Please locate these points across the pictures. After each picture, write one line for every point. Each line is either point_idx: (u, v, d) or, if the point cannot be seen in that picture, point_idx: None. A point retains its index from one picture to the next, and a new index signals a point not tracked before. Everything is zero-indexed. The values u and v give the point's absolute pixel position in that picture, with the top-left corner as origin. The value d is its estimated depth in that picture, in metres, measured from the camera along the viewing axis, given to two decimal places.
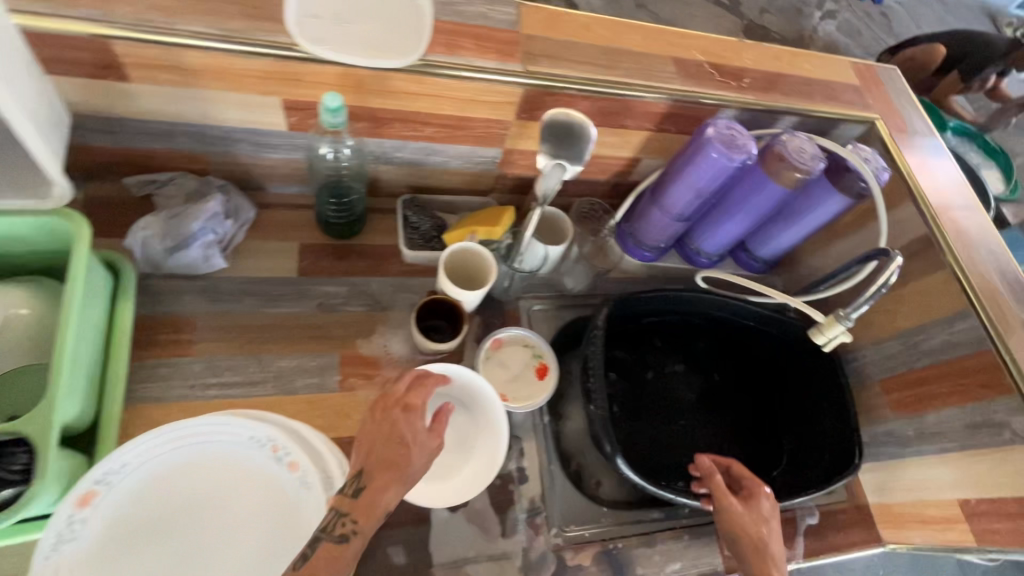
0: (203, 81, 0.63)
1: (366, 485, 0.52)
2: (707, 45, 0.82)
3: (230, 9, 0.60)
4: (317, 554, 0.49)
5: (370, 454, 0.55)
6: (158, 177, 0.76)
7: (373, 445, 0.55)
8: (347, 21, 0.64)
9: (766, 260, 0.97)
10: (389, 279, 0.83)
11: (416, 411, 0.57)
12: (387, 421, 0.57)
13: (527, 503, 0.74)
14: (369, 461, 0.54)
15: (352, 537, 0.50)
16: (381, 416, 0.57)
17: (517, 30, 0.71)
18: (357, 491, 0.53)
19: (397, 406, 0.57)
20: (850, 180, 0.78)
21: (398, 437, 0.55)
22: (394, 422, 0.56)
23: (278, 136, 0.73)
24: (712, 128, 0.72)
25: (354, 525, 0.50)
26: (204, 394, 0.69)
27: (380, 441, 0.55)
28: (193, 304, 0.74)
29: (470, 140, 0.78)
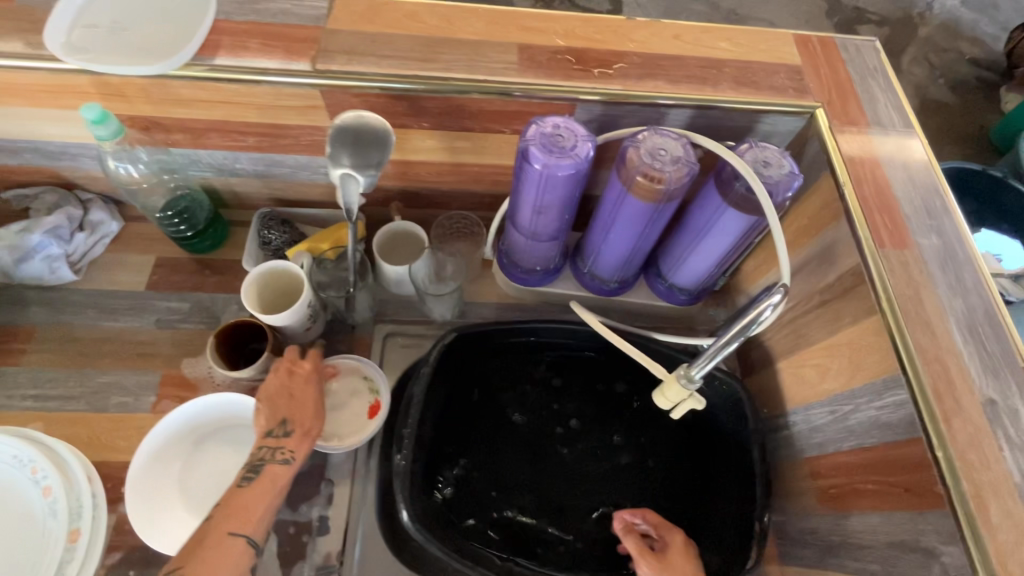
0: (2, 97, 0.64)
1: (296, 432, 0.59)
2: (574, 27, 0.67)
3: (4, 24, 0.60)
4: (265, 475, 0.56)
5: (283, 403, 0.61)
6: (28, 192, 0.79)
7: (293, 397, 0.61)
8: (124, 29, 0.61)
9: (689, 288, 0.76)
10: (234, 297, 0.79)
11: (308, 376, 0.64)
12: (310, 376, 0.64)
13: (318, 561, 0.65)
14: (289, 408, 0.60)
15: (292, 460, 0.58)
16: (296, 372, 0.63)
17: (320, 26, 0.63)
18: (281, 443, 0.58)
19: (300, 368, 0.63)
20: (738, 190, 0.59)
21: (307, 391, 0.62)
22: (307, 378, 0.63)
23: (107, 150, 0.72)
24: (533, 127, 0.57)
25: (292, 453, 0.58)
26: (20, 405, 0.70)
27: (298, 392, 0.62)
28: (38, 315, 0.76)
29: (299, 150, 0.72)
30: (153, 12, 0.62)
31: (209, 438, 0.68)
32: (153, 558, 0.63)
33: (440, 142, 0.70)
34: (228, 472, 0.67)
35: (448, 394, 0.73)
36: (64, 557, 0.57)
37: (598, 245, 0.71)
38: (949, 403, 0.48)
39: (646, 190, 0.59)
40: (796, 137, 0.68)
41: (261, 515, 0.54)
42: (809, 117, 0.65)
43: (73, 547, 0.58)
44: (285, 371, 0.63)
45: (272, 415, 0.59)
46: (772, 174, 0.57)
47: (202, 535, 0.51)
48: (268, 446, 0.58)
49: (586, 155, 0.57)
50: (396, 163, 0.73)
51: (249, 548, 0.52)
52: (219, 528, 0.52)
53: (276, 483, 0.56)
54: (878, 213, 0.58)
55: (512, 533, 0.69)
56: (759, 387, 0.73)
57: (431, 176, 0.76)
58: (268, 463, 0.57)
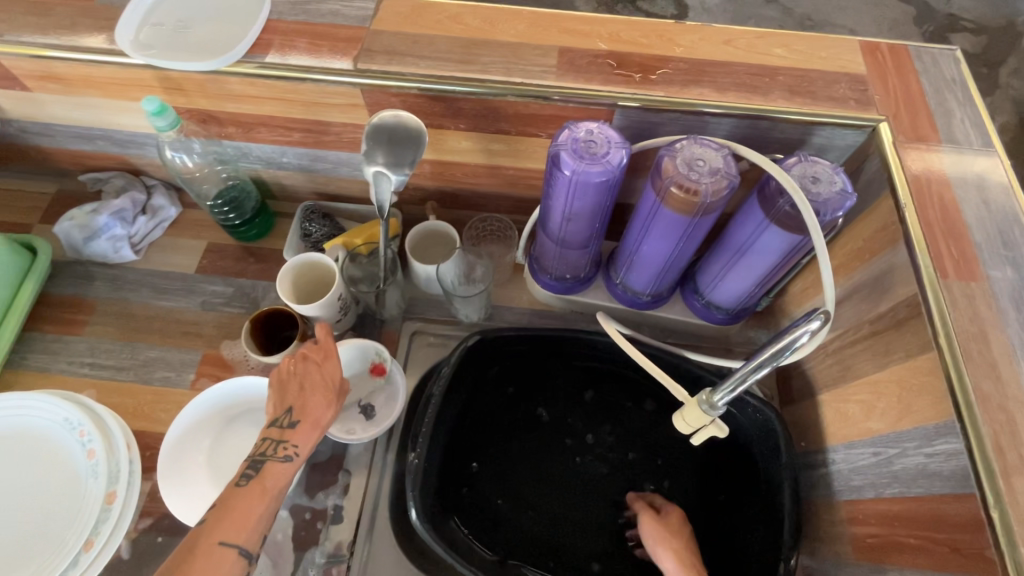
0: (80, 88, 0.70)
1: (303, 422, 0.60)
2: (619, 31, 0.65)
3: (85, 21, 0.65)
4: (264, 473, 0.56)
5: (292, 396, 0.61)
6: (102, 176, 0.87)
7: (303, 390, 0.61)
8: (187, 28, 0.65)
9: (726, 309, 0.72)
10: (274, 285, 0.83)
11: (324, 367, 0.63)
12: (325, 367, 0.63)
13: (329, 549, 0.66)
14: (296, 401, 0.61)
15: (294, 457, 0.58)
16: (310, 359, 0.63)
17: (365, 26, 0.65)
18: (285, 434, 0.59)
19: (316, 359, 0.63)
20: (783, 207, 0.55)
21: (320, 383, 0.62)
22: (322, 369, 0.63)
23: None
24: (565, 132, 0.56)
25: (293, 448, 0.58)
26: (78, 371, 0.76)
27: (309, 385, 0.62)
28: (100, 290, 0.82)
29: (341, 146, 0.74)
30: (214, 11, 0.66)
31: (240, 419, 0.71)
32: (178, 527, 0.66)
33: (476, 144, 0.70)
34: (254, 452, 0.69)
35: (468, 395, 0.73)
36: (100, 517, 0.61)
37: (631, 256, 0.69)
38: (1012, 458, 0.43)
39: (682, 203, 0.56)
40: (856, 152, 0.62)
41: (255, 522, 0.53)
42: (871, 131, 0.59)
43: (109, 509, 0.61)
44: (299, 357, 0.63)
45: (280, 406, 0.60)
46: (821, 192, 0.53)
47: (193, 542, 0.50)
48: (269, 439, 0.59)
49: (618, 163, 0.55)
50: (432, 163, 0.74)
51: (240, 558, 0.51)
52: (209, 537, 0.51)
53: (275, 481, 0.56)
54: (943, 240, 0.52)
55: (522, 543, 0.68)
56: (797, 419, 0.68)
57: (467, 177, 0.76)
58: (269, 459, 0.57)
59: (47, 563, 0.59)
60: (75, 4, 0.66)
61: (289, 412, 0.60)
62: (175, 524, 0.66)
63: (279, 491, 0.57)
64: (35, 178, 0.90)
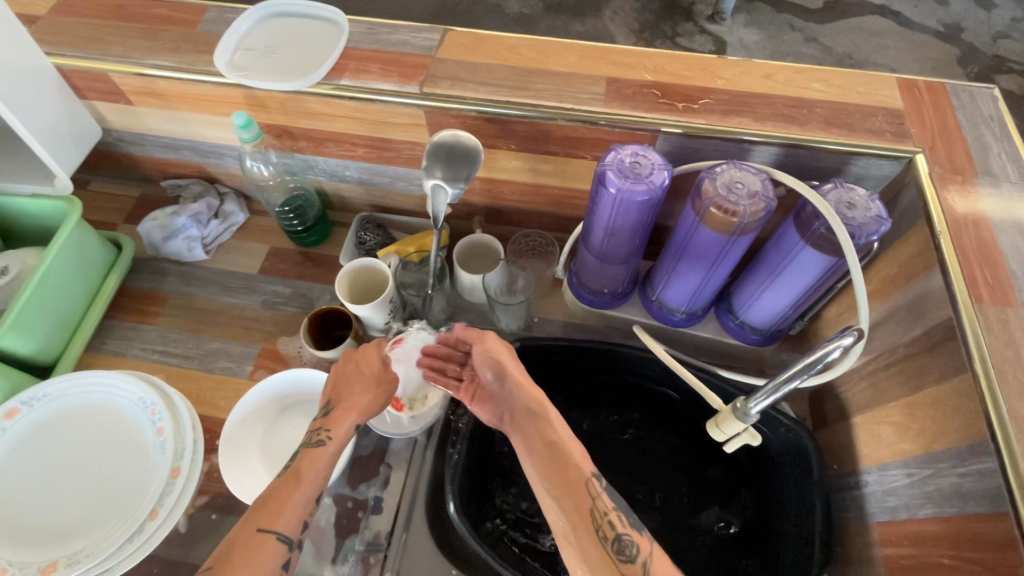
0: (176, 103, 0.79)
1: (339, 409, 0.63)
2: (664, 64, 0.70)
3: (187, 45, 0.74)
4: (301, 458, 0.58)
5: (334, 391, 0.65)
6: (182, 182, 0.95)
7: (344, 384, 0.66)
8: (273, 53, 0.73)
9: (760, 330, 0.74)
10: (328, 288, 0.89)
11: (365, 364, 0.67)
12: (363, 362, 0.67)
13: (368, 537, 0.70)
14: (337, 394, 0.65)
15: (328, 441, 0.60)
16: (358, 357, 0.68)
17: (431, 55, 0.71)
18: (324, 423, 0.62)
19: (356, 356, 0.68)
20: (817, 230, 0.57)
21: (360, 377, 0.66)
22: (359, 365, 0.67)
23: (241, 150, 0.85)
24: (612, 154, 0.61)
25: (327, 433, 0.61)
26: (149, 357, 0.83)
27: (348, 379, 0.66)
28: (172, 285, 0.90)
29: (399, 162, 0.80)
30: (298, 39, 0.74)
31: (293, 409, 0.76)
32: (232, 506, 0.71)
33: (525, 164, 0.75)
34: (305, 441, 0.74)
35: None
36: (165, 490, 0.66)
37: (668, 274, 0.72)
38: None
39: (720, 223, 0.59)
40: (892, 182, 0.65)
41: (292, 508, 0.53)
42: (907, 162, 0.62)
43: (173, 483, 0.66)
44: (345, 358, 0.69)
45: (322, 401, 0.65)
46: (857, 217, 0.55)
47: (236, 531, 0.50)
48: (311, 431, 0.62)
49: (660, 184, 0.59)
50: (482, 180, 0.79)
51: (279, 541, 0.50)
52: (248, 524, 0.51)
53: (314, 463, 0.58)
54: (978, 267, 0.54)
55: (552, 545, 0.70)
56: (830, 441, 0.69)
57: (513, 195, 0.81)
58: (307, 447, 0.60)
59: (115, 530, 0.64)
60: (180, 31, 0.75)
61: (329, 406, 0.64)
62: (229, 503, 0.71)
63: (315, 475, 0.57)
64: (121, 183, 1.00)
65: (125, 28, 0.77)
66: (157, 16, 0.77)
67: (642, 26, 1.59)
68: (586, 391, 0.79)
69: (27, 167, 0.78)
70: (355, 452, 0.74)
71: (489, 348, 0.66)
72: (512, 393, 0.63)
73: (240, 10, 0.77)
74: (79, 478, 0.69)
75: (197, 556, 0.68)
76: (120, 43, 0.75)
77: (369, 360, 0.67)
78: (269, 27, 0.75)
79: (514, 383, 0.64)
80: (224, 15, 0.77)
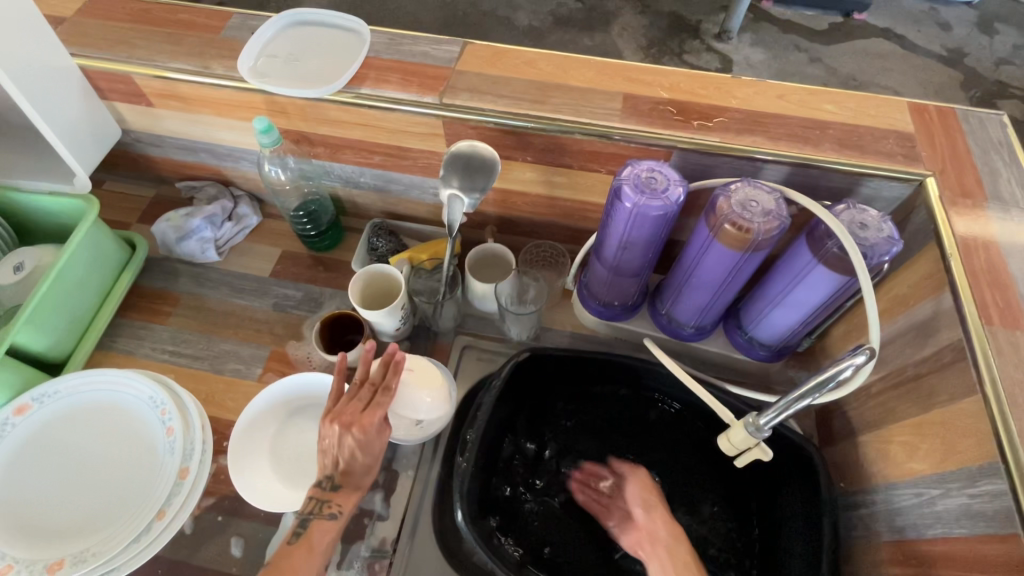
0: (197, 106, 0.80)
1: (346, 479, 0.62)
2: (679, 82, 0.71)
3: (211, 51, 0.75)
4: (311, 532, 0.59)
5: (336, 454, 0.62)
6: (197, 184, 0.97)
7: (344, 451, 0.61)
8: (296, 60, 0.74)
9: (769, 346, 0.75)
10: (340, 292, 0.90)
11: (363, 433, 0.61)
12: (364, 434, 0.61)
13: (374, 543, 0.69)
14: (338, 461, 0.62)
15: (338, 516, 0.61)
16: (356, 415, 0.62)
17: (450, 67, 0.73)
18: (329, 495, 0.61)
19: (351, 427, 0.61)
20: (830, 249, 0.58)
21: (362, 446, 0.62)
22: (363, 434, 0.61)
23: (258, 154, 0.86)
24: (628, 169, 0.62)
25: (337, 509, 0.61)
26: (160, 357, 0.84)
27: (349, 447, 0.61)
28: (184, 285, 0.90)
29: (415, 170, 0.81)
30: (320, 48, 0.75)
31: (302, 413, 0.76)
32: (238, 508, 0.71)
33: (539, 176, 0.76)
34: (313, 445, 0.74)
35: (513, 411, 0.77)
36: (173, 490, 0.66)
37: (679, 288, 0.72)
38: None
39: (735, 240, 0.60)
40: (902, 204, 0.66)
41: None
42: (918, 185, 0.63)
43: (181, 483, 0.66)
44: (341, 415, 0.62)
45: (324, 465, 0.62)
46: (869, 237, 0.56)
47: None
48: (315, 498, 0.61)
49: (676, 200, 0.60)
50: (496, 190, 0.80)
51: None
52: None
53: (323, 539, 0.60)
54: (988, 289, 0.55)
55: (557, 556, 0.71)
56: (837, 458, 0.69)
57: (526, 205, 0.82)
58: (314, 519, 0.60)
59: (122, 530, 0.64)
60: (203, 36, 0.77)
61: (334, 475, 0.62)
62: (236, 505, 0.71)
63: (326, 547, 0.60)
64: (136, 183, 1.01)
65: (149, 32, 0.78)
66: (181, 22, 0.79)
67: (650, 42, 1.61)
68: (593, 403, 0.79)
69: (47, 166, 0.79)
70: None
71: (646, 487, 0.71)
72: (642, 515, 0.68)
73: (263, 18, 0.78)
74: (86, 476, 0.69)
75: (203, 557, 0.68)
76: (145, 46, 0.76)
77: (371, 431, 0.61)
78: (292, 35, 0.77)
79: (643, 506, 0.69)
80: (248, 22, 0.78)
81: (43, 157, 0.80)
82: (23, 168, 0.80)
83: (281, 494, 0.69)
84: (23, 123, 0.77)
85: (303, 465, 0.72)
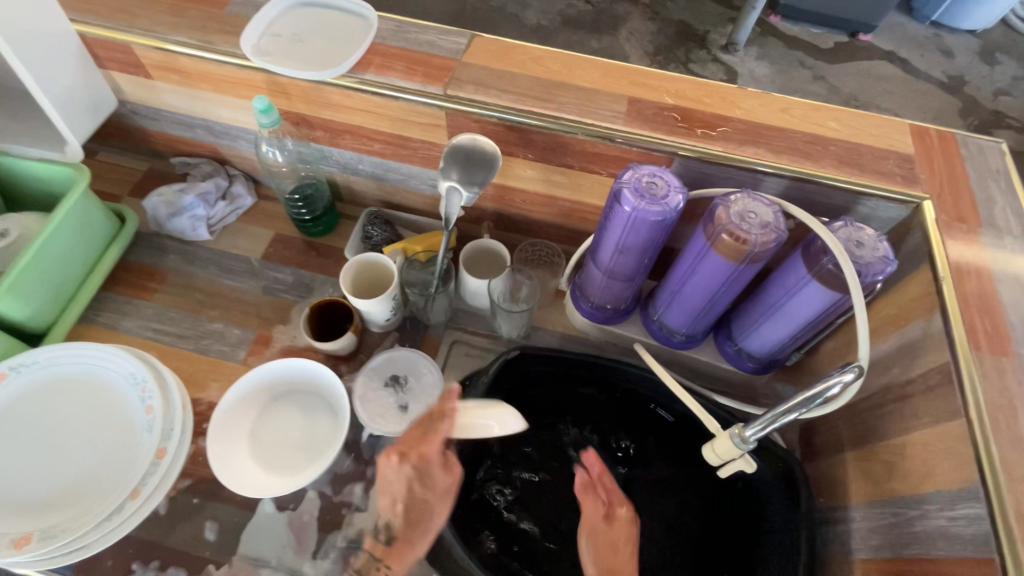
0: (196, 81, 0.78)
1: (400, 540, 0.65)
2: (685, 89, 0.71)
3: (214, 26, 0.73)
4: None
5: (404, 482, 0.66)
6: (192, 161, 0.95)
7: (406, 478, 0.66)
8: (300, 42, 0.73)
9: (757, 359, 0.75)
10: (331, 279, 0.89)
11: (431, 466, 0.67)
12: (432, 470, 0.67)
13: (351, 534, 0.69)
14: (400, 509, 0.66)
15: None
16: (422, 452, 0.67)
17: (456, 58, 0.72)
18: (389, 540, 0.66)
19: (407, 457, 0.66)
20: (824, 266, 0.58)
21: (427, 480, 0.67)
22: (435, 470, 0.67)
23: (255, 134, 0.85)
24: (630, 173, 0.61)
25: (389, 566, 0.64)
26: (144, 334, 0.82)
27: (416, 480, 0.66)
28: (173, 262, 0.89)
29: (415, 160, 0.80)
30: (325, 30, 0.74)
31: (287, 399, 0.75)
32: (215, 492, 0.70)
33: (539, 174, 0.76)
34: (295, 432, 0.73)
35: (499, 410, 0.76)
36: (149, 469, 0.64)
37: (672, 295, 0.72)
38: None
39: (732, 251, 0.60)
40: (898, 225, 0.66)
41: None
42: (915, 207, 0.63)
43: (157, 463, 0.65)
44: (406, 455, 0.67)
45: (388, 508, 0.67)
46: (864, 255, 0.56)
47: None
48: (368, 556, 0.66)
49: (676, 206, 0.60)
50: (495, 186, 0.80)
51: None
52: None
53: None
54: (978, 314, 0.55)
55: (535, 555, 0.71)
56: (819, 474, 0.69)
57: (524, 203, 0.82)
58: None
59: (94, 508, 0.63)
60: (206, 10, 0.75)
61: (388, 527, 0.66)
62: (213, 488, 0.70)
63: None
64: (130, 155, 0.99)
65: (150, 2, 0.76)
66: None
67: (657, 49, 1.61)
68: (578, 407, 0.79)
69: (38, 132, 0.78)
70: (345, 446, 0.73)
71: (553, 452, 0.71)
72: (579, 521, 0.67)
73: None
74: (61, 451, 0.67)
75: (175, 539, 0.67)
76: (145, 17, 0.75)
77: (429, 459, 0.67)
78: (297, 15, 0.75)
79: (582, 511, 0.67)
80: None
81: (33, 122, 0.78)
82: (13, 133, 0.78)
83: (260, 480, 0.68)
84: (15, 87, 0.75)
85: (284, 452, 0.71)
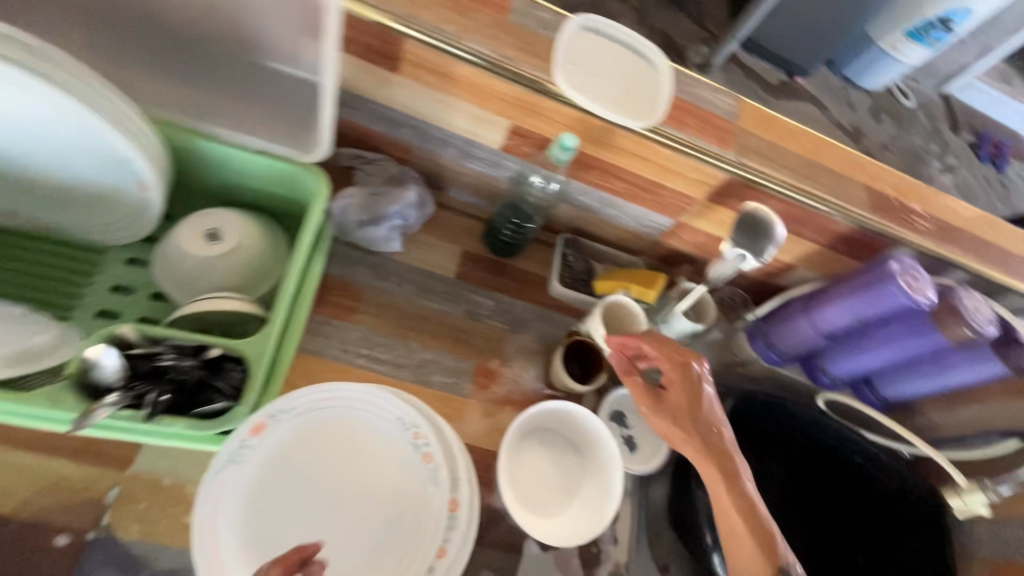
0: (458, 89, 0.70)
1: None
2: (894, 181, 0.84)
3: (508, 38, 0.68)
4: None
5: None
6: (365, 154, 0.83)
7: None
8: (597, 76, 0.69)
9: (886, 402, 0.94)
10: (532, 306, 0.87)
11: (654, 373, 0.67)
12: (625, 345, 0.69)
13: (612, 567, 0.73)
14: None
15: None
16: None
17: (734, 123, 0.76)
18: None
19: None
20: (1014, 353, 0.76)
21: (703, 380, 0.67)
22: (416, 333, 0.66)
23: (516, 164, 0.80)
24: (899, 264, 0.74)
25: None
26: (355, 362, 0.73)
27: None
28: (363, 276, 0.79)
29: (652, 204, 0.82)
30: (618, 67, 0.71)
31: (532, 435, 0.75)
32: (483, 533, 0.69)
33: None
34: (547, 472, 0.74)
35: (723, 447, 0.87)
36: (449, 525, 0.61)
37: (844, 355, 0.88)
38: None
39: (956, 335, 0.76)
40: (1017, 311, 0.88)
41: None
42: None
43: (455, 517, 0.62)
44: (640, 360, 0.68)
45: None
46: None
47: None
48: None
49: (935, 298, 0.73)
50: None
51: None
52: None
53: None
54: None
55: None
56: None
57: None
58: None
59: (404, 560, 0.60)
60: (492, 16, 0.68)
61: None
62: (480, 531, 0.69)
63: None
64: None
65: None
66: None
67: None
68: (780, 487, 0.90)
69: (270, 116, 0.64)
70: None
71: None
72: None
73: (551, 11, 0.71)
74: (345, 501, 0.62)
75: None
76: (428, 8, 0.66)
77: None
78: (585, 41, 0.71)
79: None
80: (533, 9, 0.71)
81: (265, 108, 0.63)
82: (240, 118, 0.64)
83: (535, 521, 0.68)
84: (256, 60, 0.59)
85: (542, 494, 0.72)
